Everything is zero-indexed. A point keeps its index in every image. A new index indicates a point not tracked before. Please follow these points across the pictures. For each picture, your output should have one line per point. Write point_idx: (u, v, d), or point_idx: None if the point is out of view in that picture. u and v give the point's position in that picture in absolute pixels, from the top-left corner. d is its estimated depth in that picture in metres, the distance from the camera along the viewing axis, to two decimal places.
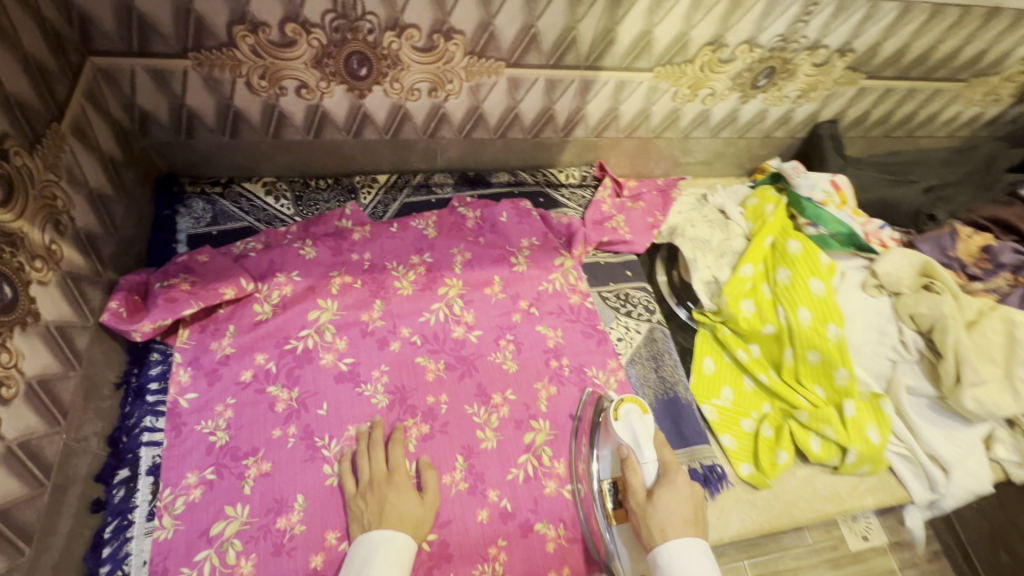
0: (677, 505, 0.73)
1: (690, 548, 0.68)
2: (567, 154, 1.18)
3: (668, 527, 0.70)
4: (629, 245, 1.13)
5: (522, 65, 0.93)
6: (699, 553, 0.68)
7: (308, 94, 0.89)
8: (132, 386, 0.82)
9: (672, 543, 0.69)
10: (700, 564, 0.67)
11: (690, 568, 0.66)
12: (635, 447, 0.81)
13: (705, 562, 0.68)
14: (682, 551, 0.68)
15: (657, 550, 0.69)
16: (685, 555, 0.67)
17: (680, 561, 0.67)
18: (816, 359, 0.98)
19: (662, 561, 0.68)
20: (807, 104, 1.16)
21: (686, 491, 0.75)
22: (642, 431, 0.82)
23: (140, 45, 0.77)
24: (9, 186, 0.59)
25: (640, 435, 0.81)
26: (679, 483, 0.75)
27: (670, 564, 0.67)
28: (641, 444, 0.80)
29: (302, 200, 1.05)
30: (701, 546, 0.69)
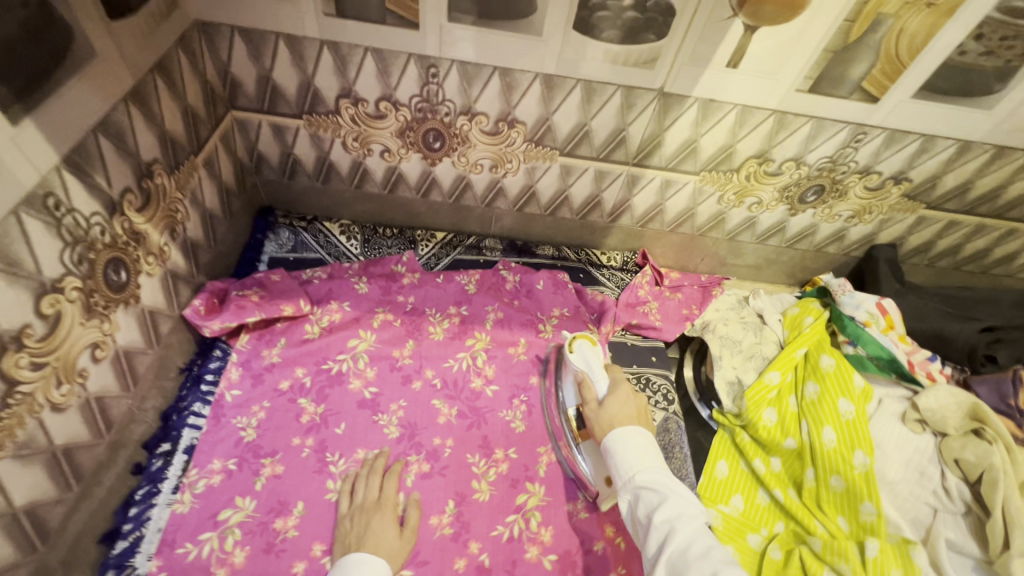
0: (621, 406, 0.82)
1: (632, 432, 0.77)
2: (613, 239, 1.25)
3: (615, 421, 0.80)
4: (658, 331, 1.15)
5: (575, 155, 1.04)
6: (638, 433, 0.77)
7: (390, 157, 1.06)
8: (192, 372, 0.95)
9: (616, 431, 0.78)
10: (639, 442, 0.76)
11: (631, 445, 0.75)
12: (589, 370, 0.92)
13: (645, 439, 0.77)
14: (623, 435, 0.77)
15: (606, 441, 0.78)
16: (627, 438, 0.76)
17: (624, 444, 0.76)
18: (840, 486, 0.92)
19: (608, 446, 0.77)
20: (860, 224, 1.16)
21: (630, 397, 0.84)
22: (593, 358, 0.93)
23: (269, 105, 0.97)
24: (148, 198, 0.77)
25: (591, 361, 0.92)
26: (625, 393, 0.85)
27: (616, 445, 0.76)
28: (593, 369, 0.91)
29: (368, 244, 1.20)
30: (641, 430, 0.77)
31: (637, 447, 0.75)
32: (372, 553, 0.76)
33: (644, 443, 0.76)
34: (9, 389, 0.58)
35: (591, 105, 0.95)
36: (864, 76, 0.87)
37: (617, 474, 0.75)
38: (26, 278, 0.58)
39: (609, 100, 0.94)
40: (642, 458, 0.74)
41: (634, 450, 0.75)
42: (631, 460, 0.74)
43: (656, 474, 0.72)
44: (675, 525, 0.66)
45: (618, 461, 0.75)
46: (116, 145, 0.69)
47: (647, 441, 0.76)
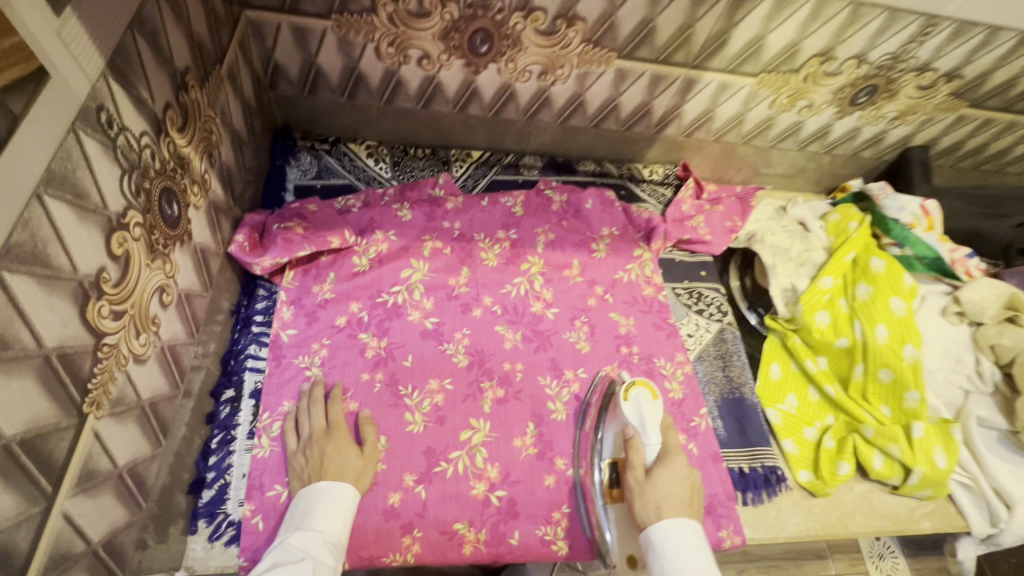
0: (671, 485, 0.71)
1: (685, 527, 0.67)
2: (654, 151, 1.20)
3: (665, 504, 0.69)
4: (707, 246, 1.14)
5: (633, 58, 0.96)
6: (691, 531, 0.67)
7: (428, 65, 0.94)
8: (240, 315, 0.89)
9: (665, 521, 0.68)
10: (694, 543, 0.66)
11: (685, 547, 0.66)
12: (641, 428, 0.78)
13: (699, 544, 0.67)
14: (676, 528, 0.67)
15: (649, 533, 0.68)
16: (679, 534, 0.67)
17: (674, 541, 0.66)
18: (888, 378, 0.98)
19: (653, 541, 0.67)
20: (901, 126, 1.16)
21: (684, 475, 0.73)
22: (649, 415, 0.78)
23: (291, 3, 0.83)
24: (186, 115, 0.66)
25: (647, 419, 0.78)
26: (680, 469, 0.73)
27: (664, 544, 0.66)
28: (648, 427, 0.77)
29: (399, 166, 1.10)
30: (694, 526, 0.68)
31: (691, 549, 0.66)
32: (337, 478, 0.73)
33: (700, 548, 0.66)
34: (98, 342, 0.50)
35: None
36: None
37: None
38: (94, 213, 0.49)
39: None
40: (698, 566, 0.64)
41: (686, 554, 0.65)
42: (685, 566, 0.64)
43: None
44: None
45: (666, 567, 0.65)
46: (152, 48, 0.57)
47: (702, 547, 0.67)
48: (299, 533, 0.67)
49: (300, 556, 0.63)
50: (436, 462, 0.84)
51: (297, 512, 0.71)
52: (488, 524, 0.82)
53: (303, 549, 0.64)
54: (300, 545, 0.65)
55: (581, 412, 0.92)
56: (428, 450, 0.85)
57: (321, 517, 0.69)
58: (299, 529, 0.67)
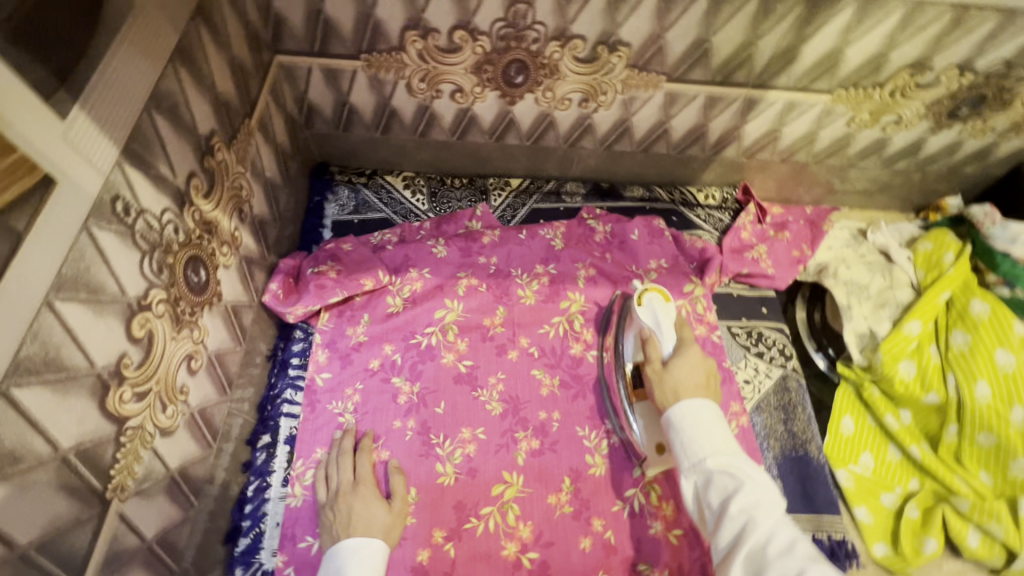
0: (686, 367, 0.71)
1: (701, 406, 0.65)
2: (710, 173, 1.09)
3: (681, 389, 0.69)
4: (769, 280, 1.03)
5: (684, 81, 0.86)
6: (707, 408, 0.65)
7: (462, 98, 0.90)
8: (278, 358, 0.90)
9: (682, 404, 0.66)
10: (711, 417, 0.64)
11: (701, 422, 0.64)
12: (655, 327, 0.80)
13: (716, 415, 0.65)
14: (693, 408, 0.65)
15: (669, 414, 0.67)
16: (696, 413, 0.65)
17: (693, 419, 0.64)
18: (989, 442, 0.84)
19: (673, 421, 0.66)
20: (1015, 139, 0.98)
21: (699, 363, 0.73)
22: (663, 313, 0.81)
23: (320, 47, 0.81)
24: (212, 180, 0.65)
25: (660, 318, 0.80)
26: (694, 358, 0.73)
27: (684, 421, 0.65)
28: (662, 327, 0.80)
29: (436, 197, 1.07)
30: (711, 403, 0.66)
31: (708, 424, 0.64)
32: (366, 535, 0.71)
33: (717, 421, 0.64)
34: (120, 428, 0.51)
35: (716, 16, 0.77)
36: None
37: (682, 454, 0.63)
38: (112, 303, 0.49)
39: (741, 8, 0.75)
40: (714, 435, 0.63)
41: (705, 428, 0.63)
42: (701, 438, 0.63)
43: (728, 454, 0.61)
44: (754, 518, 0.55)
45: (685, 440, 0.64)
46: (172, 123, 0.56)
47: (718, 419, 0.65)
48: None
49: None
50: (466, 517, 0.81)
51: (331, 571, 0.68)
52: None
53: None
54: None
55: (604, 325, 0.96)
56: (458, 504, 0.82)
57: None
58: None
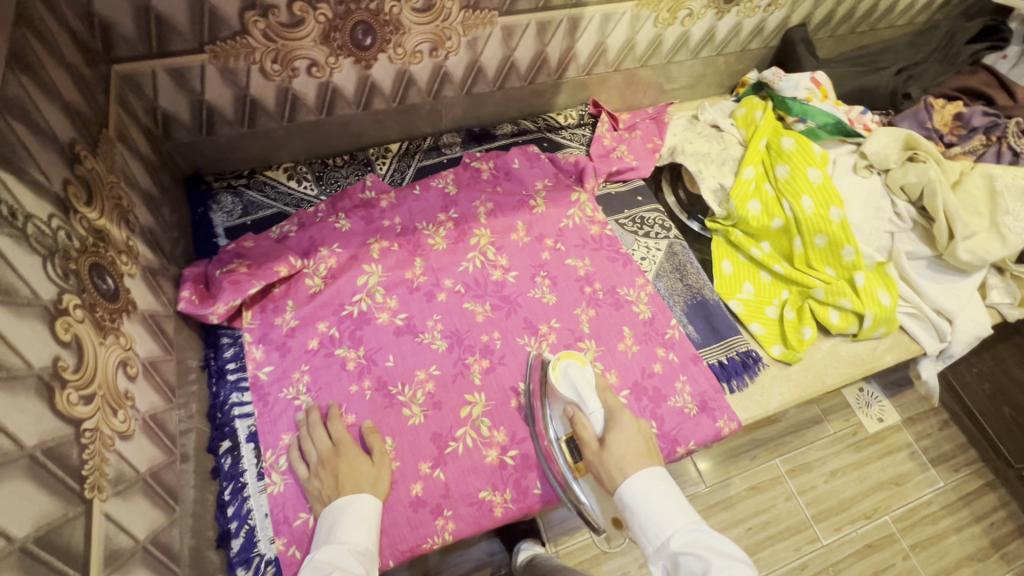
0: (625, 445, 0.75)
1: (650, 477, 0.70)
2: (562, 97, 1.23)
3: (625, 463, 0.72)
4: (636, 173, 1.19)
5: (514, 13, 0.97)
6: (658, 480, 0.70)
7: (319, 72, 0.93)
8: (212, 367, 0.88)
9: (632, 480, 0.70)
10: (665, 494, 0.69)
11: (656, 499, 0.68)
12: (580, 402, 0.82)
13: (668, 487, 0.70)
14: (643, 483, 0.69)
15: (622, 494, 0.70)
16: (648, 489, 0.69)
17: (646, 496, 0.68)
18: (824, 242, 1.06)
19: (627, 500, 0.69)
20: (777, 11, 1.22)
21: (633, 428, 0.77)
22: (584, 387, 0.83)
23: (159, 46, 0.80)
24: (89, 187, 0.64)
25: (582, 389, 0.83)
26: (627, 424, 0.77)
27: (636, 498, 0.69)
28: (585, 396, 0.82)
29: (324, 179, 1.09)
30: (660, 473, 0.71)
31: (664, 503, 0.68)
32: (356, 491, 0.76)
33: (672, 496, 0.69)
34: (78, 429, 0.51)
35: None
36: None
37: (647, 540, 0.67)
38: (29, 305, 0.48)
39: None
40: (673, 514, 0.67)
41: (660, 505, 0.68)
42: (659, 518, 0.66)
43: (688, 532, 0.65)
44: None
45: (644, 522, 0.67)
46: (30, 128, 0.55)
47: (674, 495, 0.69)
48: (326, 547, 0.69)
49: (327, 570, 0.65)
50: (445, 444, 0.88)
51: (324, 527, 0.73)
52: (509, 483, 0.87)
53: (331, 563, 0.66)
54: (326, 557, 0.67)
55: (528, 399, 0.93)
56: (434, 435, 0.88)
57: (344, 529, 0.71)
58: (326, 544, 0.69)
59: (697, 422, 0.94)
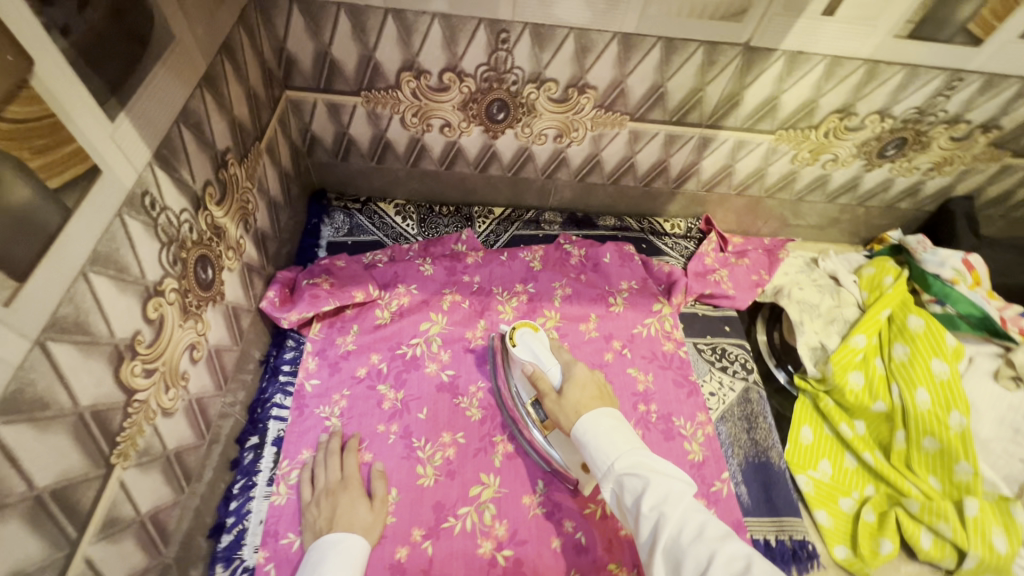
0: (581, 392, 0.76)
1: (599, 415, 0.70)
2: (675, 205, 1.21)
3: (580, 406, 0.73)
4: (730, 300, 1.12)
5: (646, 120, 0.98)
6: (607, 415, 0.70)
7: (450, 132, 1.01)
8: (269, 364, 0.95)
9: (584, 419, 0.70)
10: (612, 424, 0.68)
11: (604, 431, 0.68)
12: (538, 361, 0.83)
13: (617, 420, 0.70)
14: (594, 420, 0.69)
15: (577, 432, 0.70)
16: (598, 424, 0.69)
17: (595, 429, 0.68)
18: (933, 447, 0.91)
19: (581, 438, 0.69)
20: (939, 177, 1.11)
21: (588, 379, 0.79)
22: (539, 346, 0.85)
23: (326, 84, 0.92)
24: (225, 190, 0.74)
25: (538, 350, 0.84)
26: (582, 375, 0.79)
27: (587, 435, 0.68)
28: (542, 356, 0.83)
29: (425, 223, 1.16)
30: (609, 410, 0.70)
31: (611, 432, 0.67)
32: (346, 530, 0.75)
33: (619, 425, 0.69)
34: (129, 399, 0.56)
35: (668, 65, 0.89)
36: (971, 17, 0.81)
37: (595, 467, 0.66)
38: (134, 283, 0.56)
39: (690, 58, 0.87)
40: (618, 440, 0.66)
41: (607, 435, 0.67)
42: (607, 446, 0.66)
43: (634, 455, 0.64)
44: (663, 511, 0.58)
45: (593, 452, 0.67)
46: (195, 136, 0.65)
47: (622, 426, 0.69)
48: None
49: None
50: (444, 517, 0.85)
51: (309, 564, 0.70)
52: None
53: None
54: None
55: (492, 368, 0.98)
56: (437, 504, 0.86)
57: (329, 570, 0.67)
58: None
59: None
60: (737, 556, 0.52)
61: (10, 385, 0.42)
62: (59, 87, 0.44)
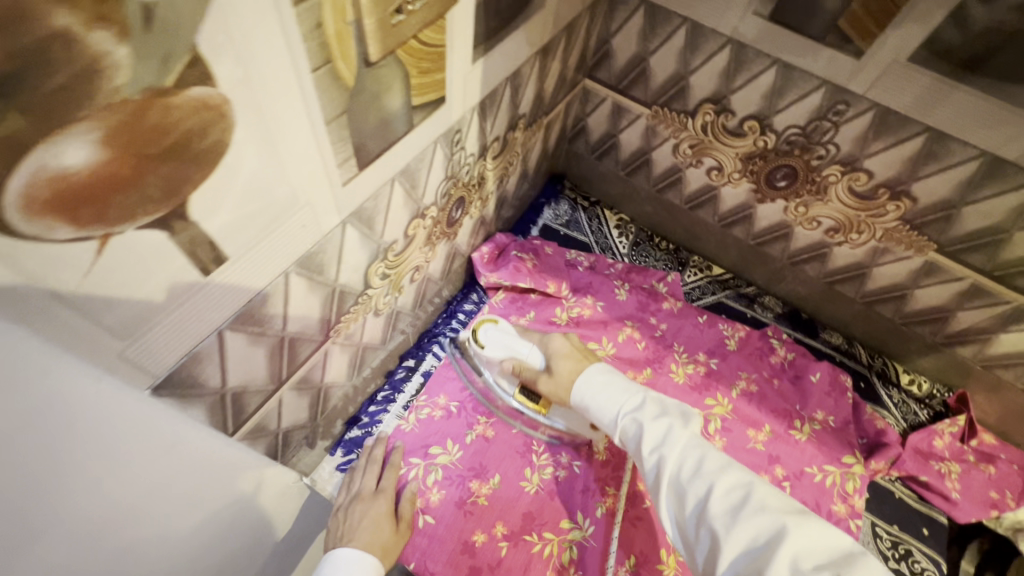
0: (569, 361, 0.70)
1: (592, 374, 0.65)
2: (928, 362, 0.98)
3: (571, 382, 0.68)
4: (945, 503, 0.89)
5: (956, 258, 0.80)
6: (601, 368, 0.66)
7: (716, 176, 0.95)
8: (449, 307, 1.02)
9: (579, 385, 0.65)
10: (606, 376, 0.65)
11: (600, 385, 0.64)
12: (512, 353, 0.78)
13: (611, 372, 0.66)
14: (586, 377, 0.65)
15: (575, 395, 0.66)
16: (591, 380, 0.65)
17: (591, 385, 0.64)
18: None
19: (580, 399, 0.65)
20: None
21: (567, 345, 0.74)
22: (506, 336, 0.79)
23: (625, 86, 0.93)
24: (505, 147, 0.79)
25: (506, 339, 0.78)
26: (561, 345, 0.73)
27: (584, 394, 0.64)
28: (513, 346, 0.77)
29: (637, 248, 1.13)
30: (603, 364, 0.67)
31: (607, 384, 0.64)
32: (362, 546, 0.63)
33: (613, 375, 0.65)
34: (362, 291, 0.62)
35: None
36: None
37: (600, 420, 0.63)
38: (413, 202, 0.61)
39: None
40: (615, 388, 0.63)
41: (602, 390, 0.63)
42: (605, 401, 0.62)
43: (636, 398, 0.61)
44: (663, 453, 0.54)
45: (593, 409, 0.64)
46: (511, 95, 0.70)
47: (615, 375, 0.65)
48: None
49: None
50: (529, 529, 0.81)
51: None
52: None
53: None
54: None
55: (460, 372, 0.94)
56: (526, 514, 0.82)
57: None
58: None
59: None
60: (737, 488, 0.51)
61: (313, 246, 0.48)
62: (460, 24, 0.49)
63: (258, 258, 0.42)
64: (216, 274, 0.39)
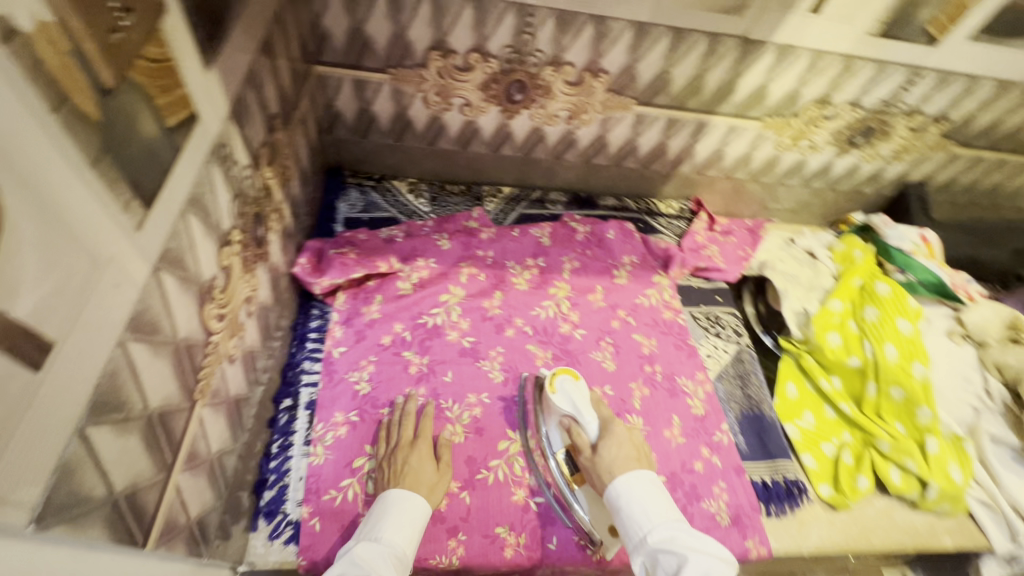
0: (623, 450, 0.75)
1: (639, 478, 0.70)
2: (669, 187, 1.30)
3: (614, 467, 0.73)
4: (721, 273, 1.22)
5: (651, 104, 1.07)
6: (648, 478, 0.70)
7: (469, 111, 1.07)
8: (297, 332, 0.98)
9: (619, 481, 0.70)
10: (650, 489, 0.69)
11: (643, 495, 0.68)
12: (574, 415, 0.81)
13: (655, 485, 0.70)
14: (631, 483, 0.70)
15: (614, 489, 0.70)
16: (635, 489, 0.69)
17: (631, 495, 0.69)
18: (900, 395, 1.02)
19: (618, 501, 0.69)
20: (897, 165, 1.25)
21: (626, 436, 0.77)
22: (579, 398, 0.82)
23: (355, 60, 0.97)
24: (273, 152, 0.77)
25: (577, 402, 0.81)
26: (621, 433, 0.77)
27: (623, 496, 0.69)
28: (580, 410, 0.80)
29: (437, 201, 1.20)
30: (651, 475, 0.71)
31: (648, 497, 0.68)
32: (413, 488, 0.75)
33: (657, 492, 0.69)
34: (207, 339, 0.59)
35: (675, 53, 0.98)
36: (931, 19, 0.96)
37: (630, 533, 0.67)
38: (214, 230, 0.59)
39: (693, 47, 0.97)
40: (654, 510, 0.67)
41: (643, 505, 0.68)
42: (644, 518, 0.67)
43: (672, 528, 0.65)
44: None
45: (629, 518, 0.68)
46: (257, 98, 0.69)
47: (659, 491, 0.70)
48: (365, 543, 0.67)
49: (365, 569, 0.63)
50: (478, 469, 0.86)
51: (373, 515, 0.72)
52: (526, 529, 0.83)
53: (368, 563, 0.64)
54: (366, 555, 0.65)
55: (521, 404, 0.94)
56: (468, 459, 0.87)
57: (388, 528, 0.69)
58: (366, 539, 0.68)
59: (727, 533, 0.90)
60: None
61: (137, 304, 0.44)
62: (179, 33, 0.48)
63: (86, 335, 0.38)
64: (50, 364, 0.35)
